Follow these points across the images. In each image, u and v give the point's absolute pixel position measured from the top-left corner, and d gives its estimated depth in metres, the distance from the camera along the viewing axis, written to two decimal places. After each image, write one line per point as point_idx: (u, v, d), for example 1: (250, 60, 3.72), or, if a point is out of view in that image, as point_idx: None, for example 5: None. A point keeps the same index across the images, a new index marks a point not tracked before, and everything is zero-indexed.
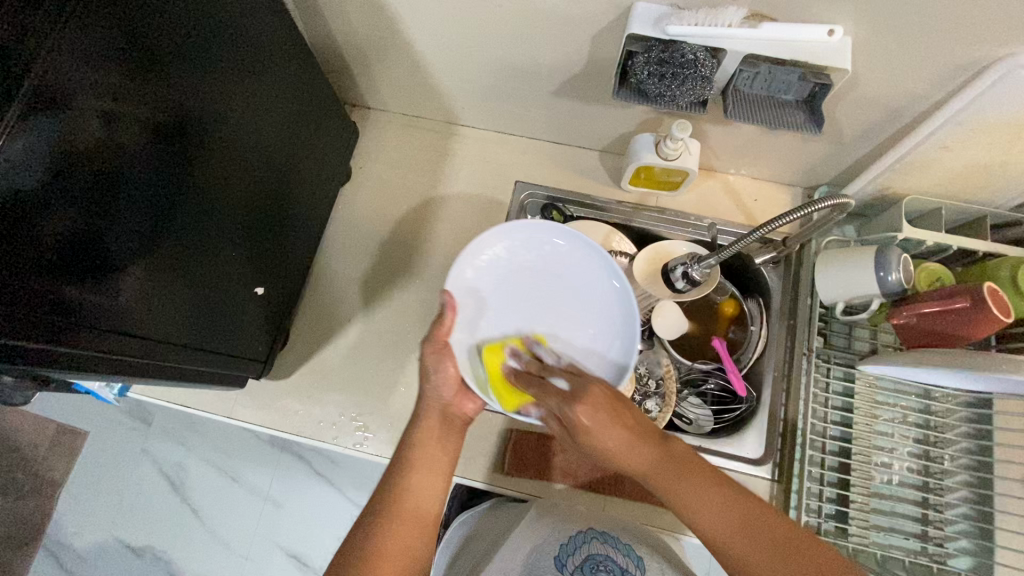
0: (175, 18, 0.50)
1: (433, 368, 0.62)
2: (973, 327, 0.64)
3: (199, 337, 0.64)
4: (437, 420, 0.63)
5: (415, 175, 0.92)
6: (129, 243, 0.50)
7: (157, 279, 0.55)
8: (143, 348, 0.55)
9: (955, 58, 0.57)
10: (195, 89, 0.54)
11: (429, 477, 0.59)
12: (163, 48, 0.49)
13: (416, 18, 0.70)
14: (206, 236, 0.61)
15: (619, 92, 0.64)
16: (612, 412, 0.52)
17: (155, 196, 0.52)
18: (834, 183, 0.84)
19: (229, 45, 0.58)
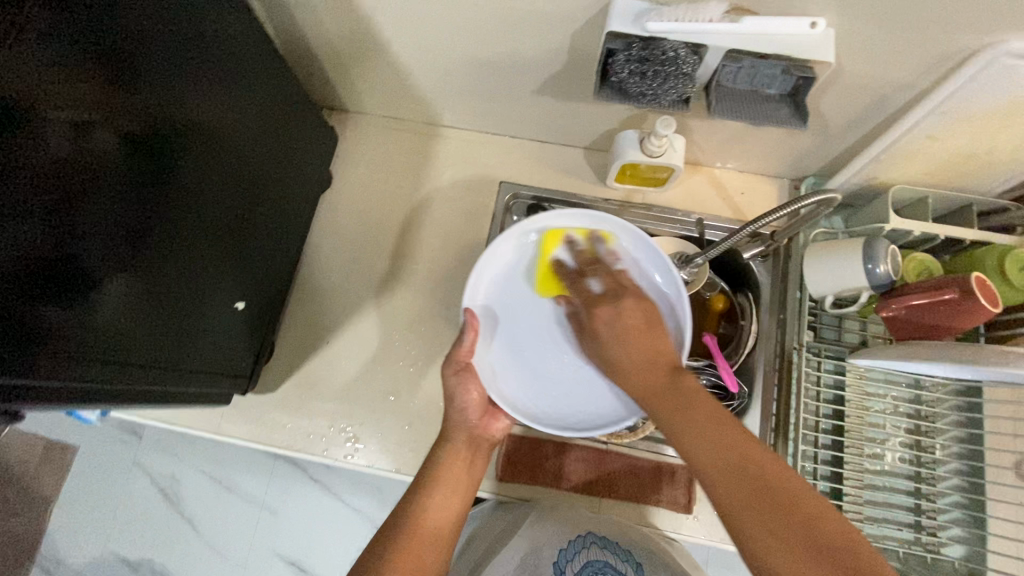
0: (148, 22, 0.49)
1: (457, 392, 0.69)
2: (960, 318, 0.63)
3: (181, 356, 0.63)
4: (465, 441, 0.69)
5: (398, 179, 0.90)
6: (106, 260, 0.49)
7: (138, 294, 0.54)
8: (117, 364, 0.53)
9: (941, 46, 0.56)
10: (169, 97, 0.52)
11: (451, 493, 0.64)
12: (136, 53, 0.48)
13: (391, 19, 0.68)
14: (181, 249, 0.59)
15: (601, 91, 0.62)
16: (640, 329, 0.58)
17: (129, 205, 0.50)
18: (821, 174, 0.83)
19: (204, 51, 0.56)
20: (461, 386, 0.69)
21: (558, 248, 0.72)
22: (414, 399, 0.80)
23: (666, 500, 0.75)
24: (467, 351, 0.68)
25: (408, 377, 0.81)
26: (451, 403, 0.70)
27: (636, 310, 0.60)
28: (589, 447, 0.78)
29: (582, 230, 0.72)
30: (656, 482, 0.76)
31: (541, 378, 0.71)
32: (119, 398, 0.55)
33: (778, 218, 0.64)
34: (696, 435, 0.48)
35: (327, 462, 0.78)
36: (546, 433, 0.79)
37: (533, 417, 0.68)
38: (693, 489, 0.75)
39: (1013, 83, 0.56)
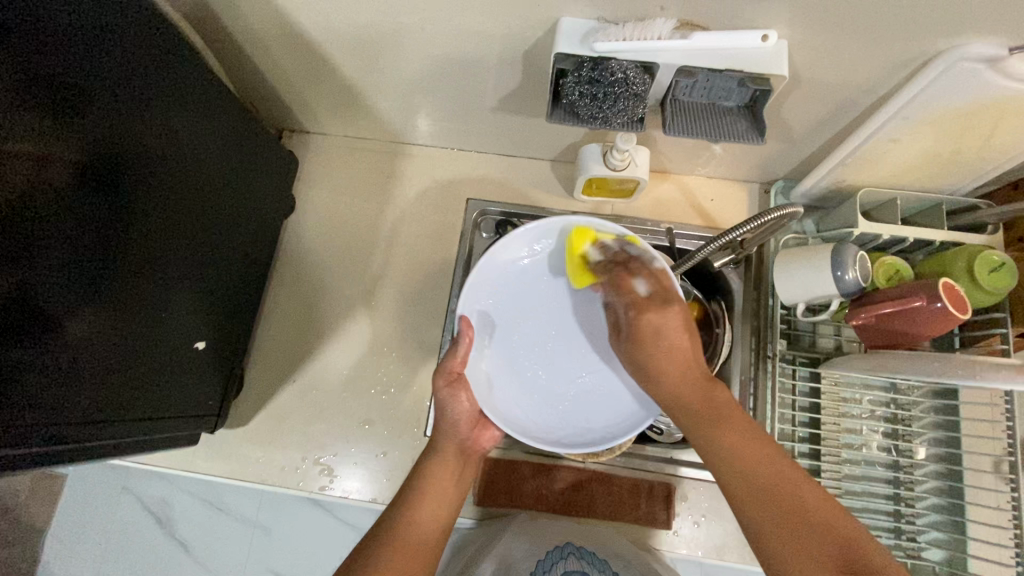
0: (117, 60, 0.51)
1: (449, 402, 0.64)
2: (927, 325, 0.63)
3: (145, 396, 0.62)
4: (456, 453, 0.65)
5: (364, 200, 0.88)
6: (60, 296, 0.49)
7: (99, 330, 0.54)
8: (68, 401, 0.52)
9: (897, 53, 0.55)
10: (130, 130, 0.54)
11: (436, 507, 0.61)
12: (98, 88, 0.50)
13: (338, 42, 0.66)
14: (144, 285, 0.59)
15: (553, 113, 0.60)
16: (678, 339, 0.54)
17: (86, 239, 0.51)
18: (790, 177, 0.82)
19: (173, 89, 0.58)
20: (454, 396, 0.63)
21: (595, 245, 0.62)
22: (388, 427, 0.79)
23: (644, 518, 0.75)
24: (462, 363, 0.63)
25: (381, 404, 0.80)
26: (442, 414, 0.64)
27: (682, 318, 0.54)
28: (567, 468, 0.77)
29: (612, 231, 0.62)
30: (636, 501, 0.75)
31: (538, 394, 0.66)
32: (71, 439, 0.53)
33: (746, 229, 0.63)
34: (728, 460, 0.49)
35: (302, 494, 0.77)
36: (522, 454, 0.77)
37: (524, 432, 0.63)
38: (672, 504, 0.75)
39: (971, 87, 0.55)
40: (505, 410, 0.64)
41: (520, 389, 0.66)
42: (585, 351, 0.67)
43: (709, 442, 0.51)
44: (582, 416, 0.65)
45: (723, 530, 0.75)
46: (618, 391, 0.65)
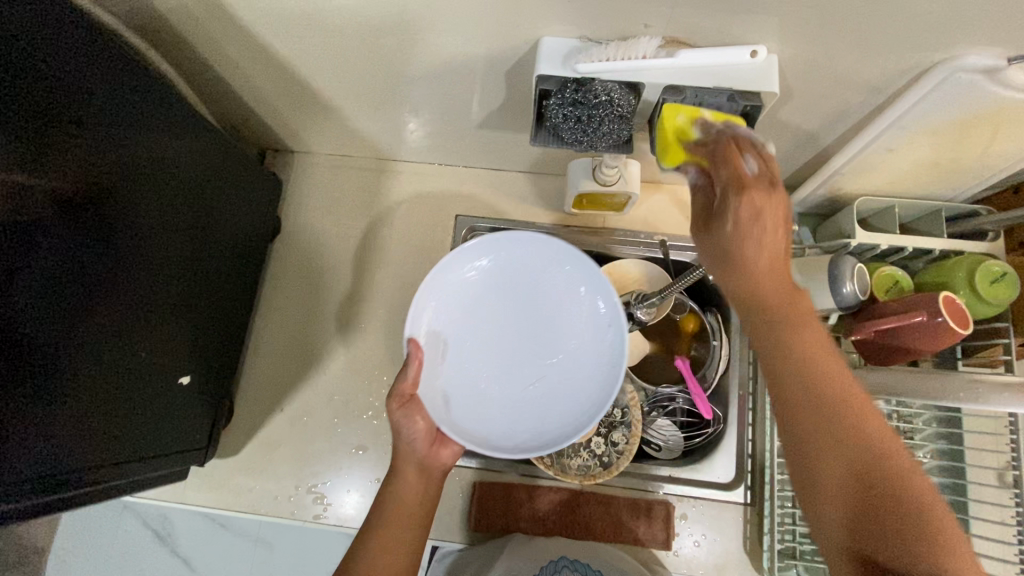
0: (89, 96, 0.50)
1: (403, 424, 0.61)
2: (936, 340, 0.60)
3: (133, 432, 0.60)
4: (416, 474, 0.61)
5: (351, 219, 0.87)
6: (46, 330, 0.49)
7: (89, 361, 0.54)
8: (55, 444, 0.51)
9: (891, 64, 0.52)
10: (106, 165, 0.53)
11: (397, 534, 0.58)
12: (69, 126, 0.49)
13: (314, 63, 0.64)
14: (129, 320, 0.58)
15: (538, 135, 0.59)
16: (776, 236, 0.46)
17: (66, 279, 0.50)
18: (785, 185, 0.80)
19: (147, 122, 0.57)
20: (408, 418, 0.61)
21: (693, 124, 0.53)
22: (382, 451, 0.78)
23: (643, 539, 0.74)
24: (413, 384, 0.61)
25: (374, 428, 0.79)
26: (399, 434, 0.62)
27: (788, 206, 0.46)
28: (563, 489, 0.76)
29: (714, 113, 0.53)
30: (634, 522, 0.74)
31: (498, 401, 0.62)
32: (58, 483, 0.52)
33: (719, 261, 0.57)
34: (812, 395, 0.45)
35: (296, 523, 0.76)
36: (518, 477, 0.77)
37: (484, 444, 0.59)
38: (670, 525, 0.74)
39: (968, 97, 0.53)
40: (462, 425, 0.61)
41: (480, 400, 0.63)
42: (541, 353, 0.64)
43: (794, 362, 0.46)
44: (544, 420, 0.61)
45: (723, 547, 0.74)
46: (569, 397, 0.61)
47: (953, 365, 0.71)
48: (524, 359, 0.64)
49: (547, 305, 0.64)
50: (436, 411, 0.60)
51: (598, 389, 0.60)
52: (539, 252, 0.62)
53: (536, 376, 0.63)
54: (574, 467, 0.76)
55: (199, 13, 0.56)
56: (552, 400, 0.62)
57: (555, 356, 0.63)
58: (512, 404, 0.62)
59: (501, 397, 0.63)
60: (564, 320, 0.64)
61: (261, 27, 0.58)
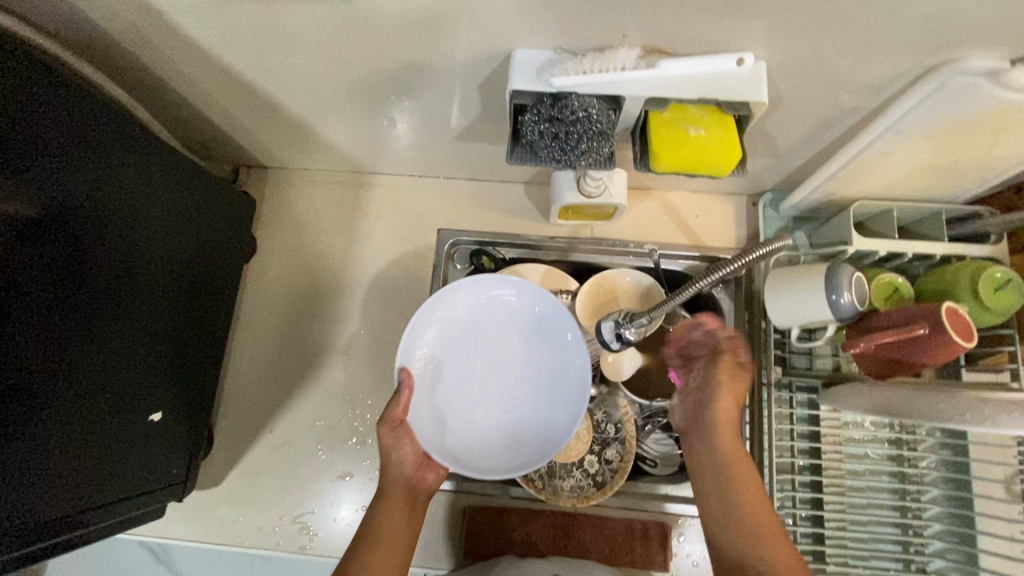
0: (45, 128, 0.48)
1: (392, 447, 0.61)
2: (935, 354, 0.58)
3: (110, 470, 0.58)
4: (404, 496, 0.61)
5: (330, 236, 0.84)
6: (11, 365, 0.46)
7: (57, 398, 0.51)
8: (22, 491, 0.49)
9: (886, 68, 0.49)
10: (69, 197, 0.51)
11: (387, 556, 0.57)
12: (26, 161, 0.47)
13: (279, 80, 0.61)
14: (102, 356, 0.56)
15: (513, 153, 0.54)
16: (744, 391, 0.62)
17: (33, 319, 0.48)
18: (778, 189, 0.78)
19: (112, 150, 0.55)
20: (397, 444, 0.61)
21: (689, 126, 0.51)
22: (368, 477, 0.75)
23: (640, 560, 0.72)
24: (403, 410, 0.61)
25: (360, 454, 0.76)
26: (386, 458, 0.62)
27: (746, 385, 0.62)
28: (557, 511, 0.74)
29: (706, 109, 0.51)
30: (630, 543, 0.72)
31: (481, 428, 0.65)
32: (33, 525, 0.50)
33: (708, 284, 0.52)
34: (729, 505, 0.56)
35: (282, 555, 0.74)
36: (510, 500, 0.75)
37: (470, 468, 0.62)
38: (667, 545, 0.72)
39: (967, 100, 0.50)
40: (449, 450, 0.63)
41: (465, 426, 0.64)
42: (521, 381, 0.66)
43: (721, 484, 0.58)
44: (524, 444, 0.64)
45: None
46: (547, 422, 0.64)
47: (957, 373, 0.68)
48: (504, 387, 0.66)
49: (525, 337, 0.67)
50: (425, 437, 0.62)
51: (572, 414, 0.63)
52: (515, 290, 0.66)
53: (513, 406, 0.65)
54: (566, 489, 0.73)
55: (149, 32, 0.53)
56: (532, 425, 0.65)
57: (529, 388, 0.66)
58: (494, 429, 0.65)
59: (483, 424, 0.65)
60: (538, 352, 0.67)
61: (217, 45, 0.55)
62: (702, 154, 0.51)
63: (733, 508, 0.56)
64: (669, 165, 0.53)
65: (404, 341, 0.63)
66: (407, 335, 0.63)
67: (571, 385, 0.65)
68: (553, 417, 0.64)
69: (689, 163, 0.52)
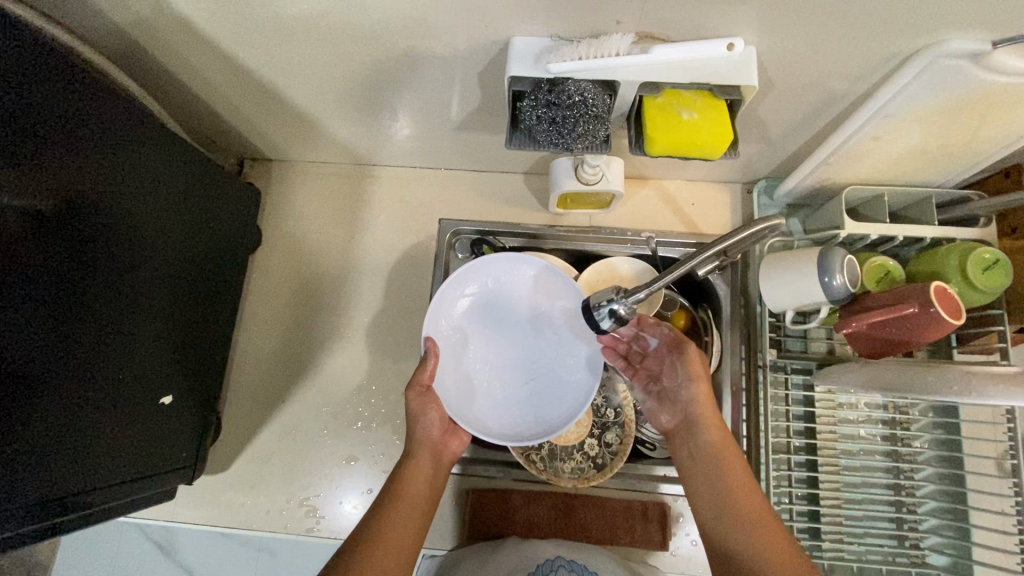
0: (53, 115, 0.50)
1: (419, 413, 0.65)
2: (921, 332, 0.60)
3: (121, 452, 0.60)
4: (430, 459, 0.64)
5: (334, 226, 0.86)
6: (27, 352, 0.48)
7: (69, 383, 0.53)
8: (30, 469, 0.50)
9: (873, 53, 0.51)
10: (77, 183, 0.52)
11: (412, 510, 0.59)
12: (35, 147, 0.48)
13: (284, 73, 0.63)
14: (107, 341, 0.57)
15: (512, 138, 0.57)
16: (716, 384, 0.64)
17: (49, 303, 0.50)
18: (772, 176, 0.79)
19: (116, 139, 0.56)
20: (424, 408, 0.65)
21: (683, 110, 0.52)
22: (372, 461, 0.77)
23: (640, 539, 0.73)
24: (429, 377, 0.65)
25: (364, 439, 0.78)
26: (413, 423, 0.65)
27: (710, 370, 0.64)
28: (558, 493, 0.76)
29: (699, 94, 0.53)
30: (630, 523, 0.74)
31: (501, 397, 0.70)
32: (50, 504, 0.52)
33: (705, 258, 0.54)
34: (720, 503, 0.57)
35: (289, 537, 0.75)
36: (512, 482, 0.77)
37: (489, 432, 0.67)
38: (667, 525, 0.73)
39: (952, 83, 0.51)
40: (470, 415, 0.68)
41: (485, 395, 0.70)
42: (537, 355, 0.72)
43: (712, 481, 0.59)
44: (540, 412, 0.69)
45: None
46: (561, 393, 0.70)
47: (948, 354, 0.71)
48: (521, 360, 0.72)
49: (540, 314, 0.72)
50: (448, 402, 0.66)
51: (584, 386, 0.69)
52: (533, 273, 0.71)
53: (529, 378, 0.71)
54: (567, 470, 0.74)
55: (158, 24, 0.55)
56: (547, 395, 0.70)
57: (544, 362, 0.72)
58: (513, 399, 0.70)
59: (502, 393, 0.71)
60: (551, 331, 0.72)
61: (226, 37, 0.57)
62: (696, 135, 0.52)
63: (727, 505, 0.56)
64: (666, 148, 0.54)
65: (430, 314, 0.68)
66: (432, 308, 0.68)
67: (583, 359, 0.70)
68: (566, 389, 0.70)
69: (685, 146, 0.54)
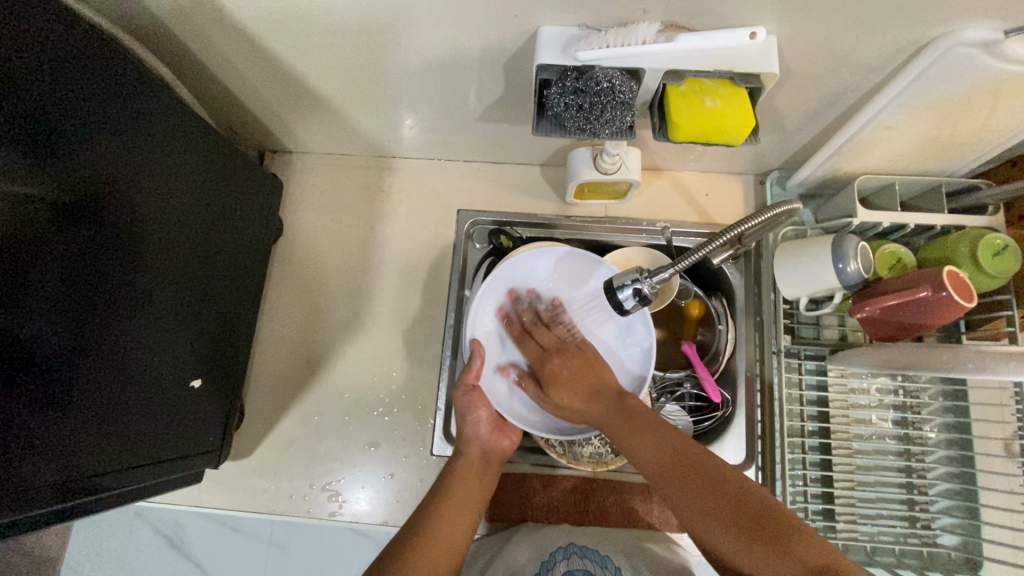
0: (85, 100, 0.50)
1: (467, 412, 0.71)
2: (938, 314, 0.61)
3: (149, 438, 0.61)
4: (479, 456, 0.70)
5: (354, 216, 0.87)
6: (59, 338, 0.49)
7: (102, 369, 0.54)
8: (50, 457, 0.49)
9: (889, 43, 0.53)
10: (105, 169, 0.53)
11: (463, 506, 0.63)
12: (63, 129, 0.48)
13: (309, 62, 0.64)
14: (129, 331, 0.57)
15: (539, 125, 0.59)
16: (585, 371, 0.67)
17: (77, 289, 0.50)
18: (784, 167, 0.81)
19: (143, 127, 0.57)
20: (472, 407, 0.70)
21: (706, 96, 0.54)
22: (393, 446, 0.79)
23: (657, 522, 0.75)
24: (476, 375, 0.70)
25: (385, 425, 0.79)
26: (463, 422, 0.71)
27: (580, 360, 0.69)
28: (575, 479, 0.77)
29: (721, 82, 0.55)
30: (648, 507, 0.75)
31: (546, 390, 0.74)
32: (83, 487, 0.53)
33: (713, 248, 0.56)
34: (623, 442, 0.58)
35: (312, 521, 0.77)
36: (530, 467, 0.78)
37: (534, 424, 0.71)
38: None
39: (965, 73, 0.53)
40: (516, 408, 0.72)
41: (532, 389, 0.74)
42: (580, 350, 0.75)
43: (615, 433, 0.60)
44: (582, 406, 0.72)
45: None
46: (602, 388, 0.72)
47: (957, 338, 0.72)
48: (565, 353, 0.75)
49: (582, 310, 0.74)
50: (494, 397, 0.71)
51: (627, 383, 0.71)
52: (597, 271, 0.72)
53: None
54: (586, 454, 0.75)
55: (193, 14, 0.56)
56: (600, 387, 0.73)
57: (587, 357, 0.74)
58: None
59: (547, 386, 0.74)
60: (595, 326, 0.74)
61: (257, 27, 0.58)
62: (718, 121, 0.54)
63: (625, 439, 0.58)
64: (689, 133, 0.56)
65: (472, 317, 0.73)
66: (473, 311, 0.73)
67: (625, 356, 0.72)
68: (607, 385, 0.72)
69: (708, 131, 0.55)
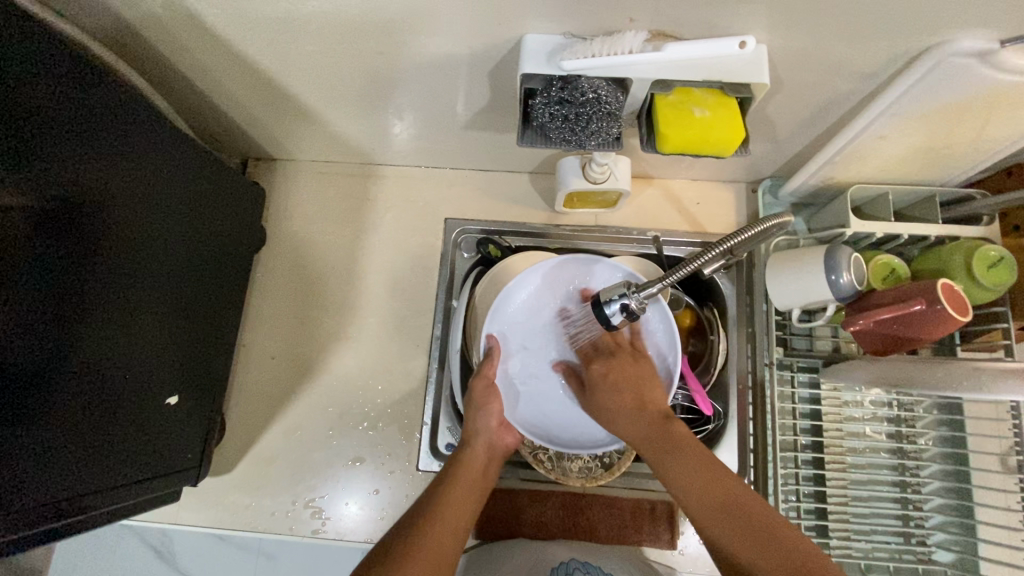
0: (56, 104, 0.48)
1: (480, 406, 0.67)
2: (930, 327, 0.60)
3: (124, 456, 0.59)
4: (484, 449, 0.67)
5: (339, 225, 0.85)
6: (30, 355, 0.47)
7: (76, 386, 0.52)
8: (25, 477, 0.47)
9: (882, 52, 0.51)
10: (80, 175, 0.51)
11: (466, 499, 0.61)
12: (34, 134, 0.47)
13: (290, 70, 0.63)
14: (105, 343, 0.55)
15: (524, 135, 0.58)
16: (630, 375, 0.64)
17: (52, 301, 0.49)
18: (776, 175, 0.80)
19: (121, 133, 0.55)
20: (486, 400, 0.67)
21: (696, 107, 0.53)
22: (378, 461, 0.77)
23: (647, 539, 0.73)
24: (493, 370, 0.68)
25: (369, 440, 0.78)
26: (473, 413, 0.67)
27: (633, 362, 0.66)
28: (565, 494, 0.75)
29: (710, 93, 0.53)
30: (639, 523, 0.74)
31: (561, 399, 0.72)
32: (57, 508, 0.51)
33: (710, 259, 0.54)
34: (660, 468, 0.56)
35: (294, 538, 0.75)
36: (519, 482, 0.76)
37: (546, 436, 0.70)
38: (675, 526, 0.74)
39: (959, 83, 0.52)
40: (526, 416, 0.71)
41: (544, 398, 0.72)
42: None
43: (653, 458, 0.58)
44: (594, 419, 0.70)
45: None
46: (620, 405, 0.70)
47: (953, 351, 0.71)
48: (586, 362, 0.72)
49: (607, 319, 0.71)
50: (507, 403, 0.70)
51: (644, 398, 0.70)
52: (602, 259, 0.72)
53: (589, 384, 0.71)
54: (574, 468, 0.72)
55: (167, 22, 0.54)
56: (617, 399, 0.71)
57: None
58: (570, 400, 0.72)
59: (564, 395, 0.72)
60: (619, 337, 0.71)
61: (232, 34, 0.56)
62: (710, 132, 0.53)
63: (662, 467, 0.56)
64: (679, 146, 0.55)
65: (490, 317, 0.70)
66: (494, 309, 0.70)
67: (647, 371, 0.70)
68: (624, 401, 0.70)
69: (699, 143, 0.54)
